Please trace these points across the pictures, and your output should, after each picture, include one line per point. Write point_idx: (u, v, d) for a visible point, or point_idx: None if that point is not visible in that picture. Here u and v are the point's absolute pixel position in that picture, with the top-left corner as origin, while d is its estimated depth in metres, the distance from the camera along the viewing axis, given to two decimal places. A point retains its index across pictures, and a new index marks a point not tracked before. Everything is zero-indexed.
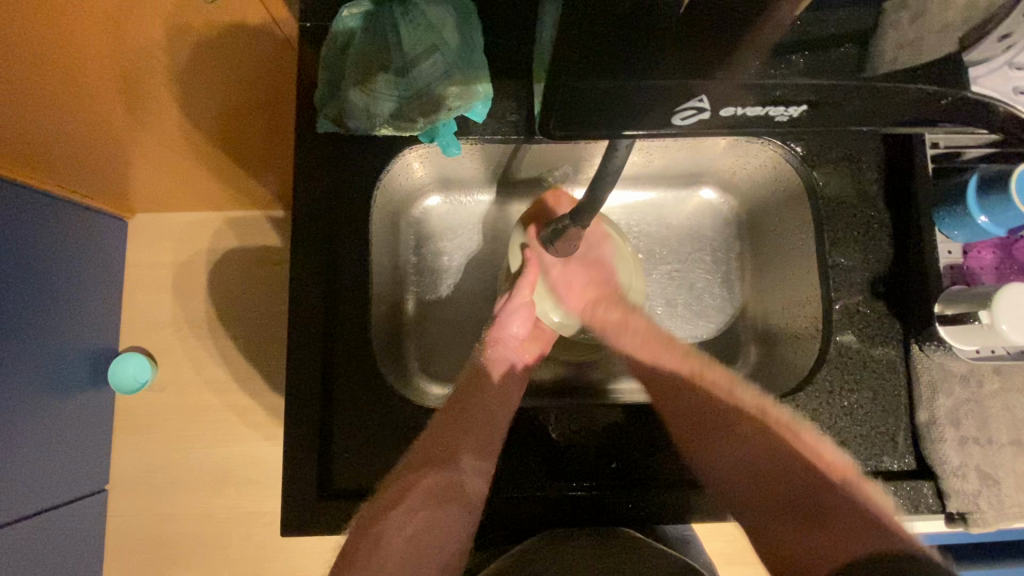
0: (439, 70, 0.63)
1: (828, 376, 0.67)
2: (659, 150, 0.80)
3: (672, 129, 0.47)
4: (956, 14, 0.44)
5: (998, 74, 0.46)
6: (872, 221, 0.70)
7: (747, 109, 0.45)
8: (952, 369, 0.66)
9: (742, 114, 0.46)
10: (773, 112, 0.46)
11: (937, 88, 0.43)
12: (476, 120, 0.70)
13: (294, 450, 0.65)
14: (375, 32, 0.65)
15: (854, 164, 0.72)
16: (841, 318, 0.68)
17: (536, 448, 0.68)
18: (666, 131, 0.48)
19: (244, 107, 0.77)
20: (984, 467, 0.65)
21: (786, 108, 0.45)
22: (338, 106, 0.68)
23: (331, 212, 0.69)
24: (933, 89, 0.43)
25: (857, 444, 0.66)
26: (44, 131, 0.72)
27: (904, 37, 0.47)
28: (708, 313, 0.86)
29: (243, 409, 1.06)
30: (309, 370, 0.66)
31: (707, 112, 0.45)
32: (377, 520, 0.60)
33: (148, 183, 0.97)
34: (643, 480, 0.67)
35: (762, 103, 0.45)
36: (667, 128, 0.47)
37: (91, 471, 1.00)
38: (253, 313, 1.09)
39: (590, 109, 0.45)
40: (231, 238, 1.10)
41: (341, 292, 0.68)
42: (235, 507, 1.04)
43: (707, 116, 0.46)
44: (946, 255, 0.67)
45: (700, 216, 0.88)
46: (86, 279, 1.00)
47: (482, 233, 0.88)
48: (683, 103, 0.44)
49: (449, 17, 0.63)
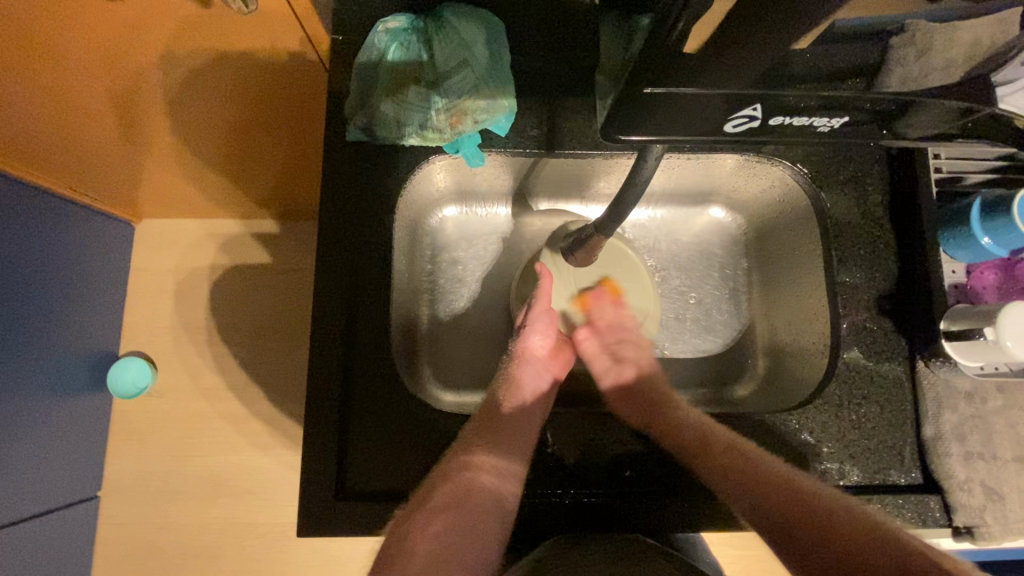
0: (469, 83, 0.68)
1: (835, 389, 0.69)
2: (670, 167, 0.82)
3: (723, 137, 0.46)
4: (960, 53, 0.46)
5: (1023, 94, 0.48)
6: (878, 241, 0.73)
7: (792, 119, 0.45)
8: (958, 385, 0.68)
9: (788, 123, 0.45)
10: (818, 122, 0.45)
11: (962, 104, 0.44)
12: (498, 133, 0.73)
13: (310, 452, 0.65)
14: (407, 47, 0.69)
15: (860, 187, 0.75)
16: (849, 334, 0.70)
17: (549, 457, 0.68)
18: (717, 139, 0.47)
19: (271, 115, 0.80)
20: (989, 482, 0.66)
21: (825, 118, 0.45)
22: (368, 115, 0.70)
23: (356, 219, 0.71)
24: (958, 104, 0.44)
25: (865, 458, 0.67)
26: (66, 135, 0.74)
27: (908, 74, 0.47)
28: (716, 328, 0.88)
29: (248, 416, 1.06)
30: (325, 373, 0.67)
31: (757, 120, 0.45)
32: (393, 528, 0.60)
33: (161, 189, 0.99)
34: (677, 450, 0.69)
35: (806, 113, 0.44)
36: (719, 137, 0.46)
37: (86, 477, 0.99)
38: (263, 317, 1.10)
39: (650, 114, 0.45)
40: (243, 245, 1.12)
41: (361, 296, 0.69)
42: (232, 517, 1.02)
43: (756, 125, 0.45)
44: (951, 274, 0.70)
45: (709, 234, 0.90)
46: (94, 281, 1.01)
47: (497, 244, 0.90)
48: (735, 112, 0.44)
49: (479, 33, 0.67)
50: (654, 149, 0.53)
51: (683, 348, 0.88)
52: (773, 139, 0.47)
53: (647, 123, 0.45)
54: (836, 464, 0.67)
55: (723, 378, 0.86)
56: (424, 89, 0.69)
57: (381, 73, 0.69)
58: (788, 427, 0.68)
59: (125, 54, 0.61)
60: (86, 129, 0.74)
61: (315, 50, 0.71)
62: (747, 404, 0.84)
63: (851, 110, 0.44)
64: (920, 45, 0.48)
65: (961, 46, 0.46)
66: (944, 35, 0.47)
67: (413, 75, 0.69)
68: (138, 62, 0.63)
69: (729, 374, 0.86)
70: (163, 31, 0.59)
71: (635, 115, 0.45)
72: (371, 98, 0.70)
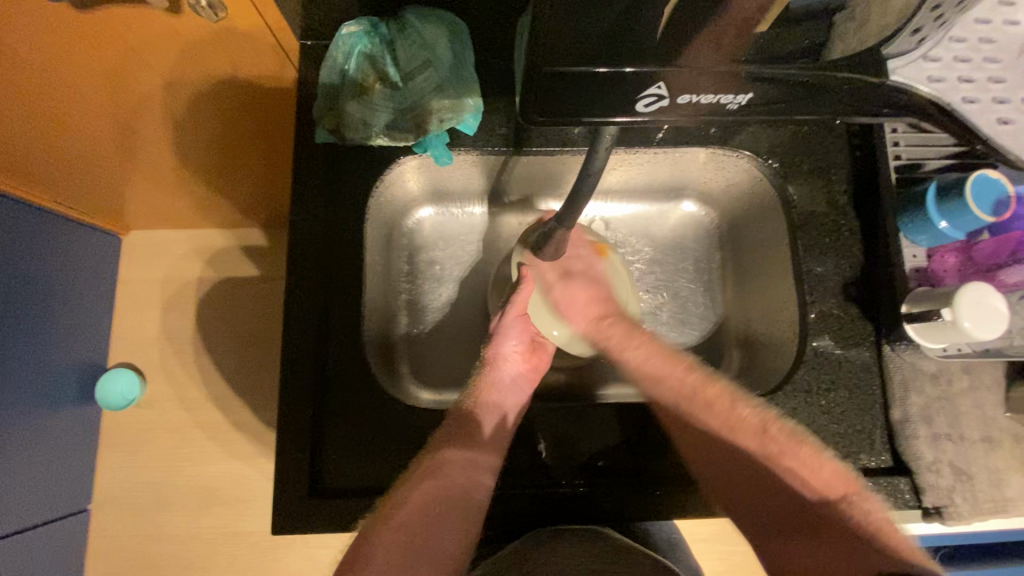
0: (432, 83, 0.70)
1: (805, 375, 0.70)
2: (641, 162, 0.83)
3: (633, 117, 0.46)
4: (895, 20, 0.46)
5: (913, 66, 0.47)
6: (843, 229, 0.74)
7: (701, 97, 0.44)
8: (922, 367, 0.70)
9: (697, 102, 0.44)
10: (724, 100, 0.44)
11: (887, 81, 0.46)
12: (467, 131, 0.74)
13: (287, 453, 0.66)
14: (372, 49, 0.71)
15: (824, 177, 0.76)
16: (818, 322, 0.71)
17: (525, 450, 0.69)
18: (629, 120, 0.46)
19: (246, 125, 0.81)
20: (957, 463, 0.67)
21: (735, 94, 0.44)
22: (336, 117, 0.72)
23: (329, 221, 0.72)
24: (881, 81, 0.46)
25: (835, 443, 0.68)
26: (44, 150, 0.75)
27: (849, 46, 0.47)
28: (692, 321, 0.89)
29: (234, 423, 1.07)
30: (302, 374, 0.68)
31: (666, 98, 0.44)
32: (368, 530, 0.60)
33: (143, 201, 0.99)
34: (647, 440, 0.69)
35: (716, 91, 0.44)
36: (630, 116, 0.45)
37: (74, 491, 0.99)
38: (247, 324, 1.11)
39: (560, 95, 0.44)
40: (226, 255, 1.13)
41: (335, 298, 0.70)
42: (220, 525, 1.03)
43: (666, 103, 0.45)
44: (912, 258, 0.71)
45: (683, 228, 0.92)
46: (79, 294, 1.01)
47: (473, 243, 0.91)
48: (642, 90, 0.43)
49: (442, 35, 0.70)
50: (604, 140, 0.54)
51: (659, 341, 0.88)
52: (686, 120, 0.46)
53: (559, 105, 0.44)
54: None
55: None
56: (390, 91, 0.71)
57: (347, 75, 0.71)
58: None
59: (96, 68, 0.62)
60: (64, 143, 0.75)
61: (281, 49, 0.70)
62: None
63: (760, 84, 0.44)
64: (859, 19, 0.48)
65: (892, 13, 0.46)
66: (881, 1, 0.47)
67: (378, 75, 0.72)
68: (110, 74, 0.64)
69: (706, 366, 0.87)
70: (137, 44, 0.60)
71: (546, 98, 0.44)
72: (338, 100, 0.72)
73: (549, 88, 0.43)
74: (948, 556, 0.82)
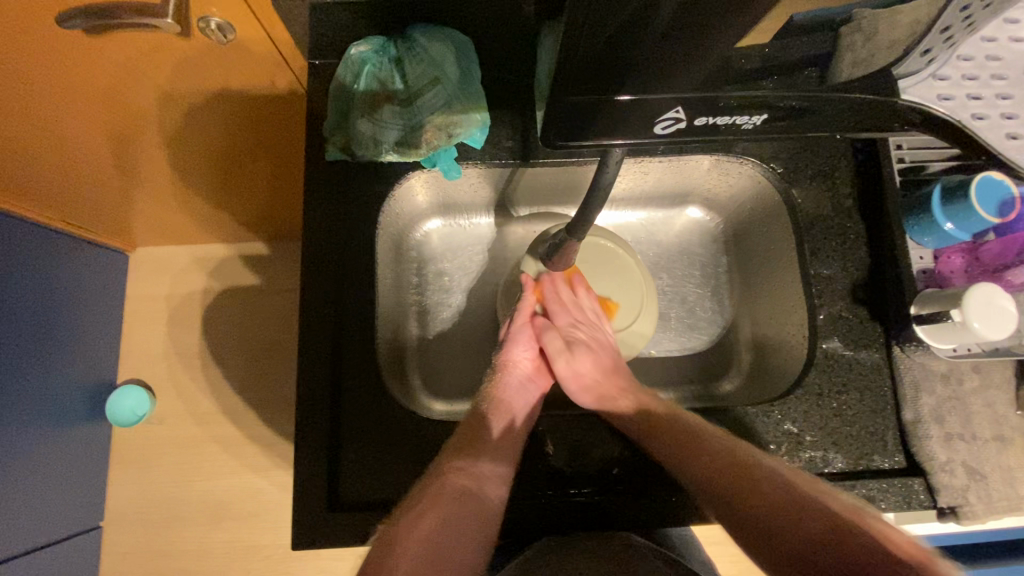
0: (440, 100, 0.70)
1: (816, 378, 0.70)
2: (647, 170, 0.83)
3: (652, 138, 0.48)
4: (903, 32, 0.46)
5: (923, 85, 0.47)
6: (849, 232, 0.75)
7: (717, 120, 0.47)
8: (933, 367, 0.70)
9: (713, 124, 0.47)
10: (737, 121, 0.47)
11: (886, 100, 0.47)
12: (475, 146, 0.75)
13: (303, 466, 0.66)
14: (381, 67, 0.71)
15: (829, 181, 0.77)
16: (826, 325, 0.72)
17: (538, 458, 0.70)
18: (646, 141, 0.48)
19: (256, 142, 0.82)
20: (970, 463, 0.68)
21: (750, 116, 0.47)
22: (346, 135, 0.73)
23: (341, 236, 0.73)
24: (881, 100, 0.47)
25: (848, 445, 0.68)
26: (56, 169, 0.76)
27: (859, 57, 0.48)
28: (701, 326, 0.90)
29: (246, 437, 1.07)
30: (316, 388, 0.69)
31: (684, 121, 0.47)
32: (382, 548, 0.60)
33: (152, 218, 1.00)
34: None
35: (728, 113, 0.46)
36: (648, 138, 0.48)
37: (88, 507, 1.00)
38: (257, 338, 1.11)
39: (585, 126, 0.46)
40: (234, 270, 1.14)
41: (346, 312, 0.71)
42: (234, 539, 1.03)
43: (684, 125, 0.47)
44: (918, 260, 0.72)
45: (688, 233, 0.93)
46: (89, 311, 1.02)
47: (482, 253, 0.92)
48: (663, 113, 0.46)
49: (449, 51, 0.70)
50: (614, 154, 0.56)
51: (668, 346, 0.89)
52: (695, 139, 0.49)
53: (585, 134, 0.47)
54: (820, 452, 0.68)
55: (710, 375, 0.88)
56: (398, 107, 0.72)
57: (357, 94, 0.72)
58: (770, 418, 0.69)
59: (106, 89, 0.63)
60: (74, 161, 0.76)
61: (282, 61, 0.68)
62: (735, 398, 0.85)
63: (770, 108, 0.46)
64: (866, 30, 0.47)
65: (902, 27, 0.46)
66: (887, 16, 0.46)
67: (385, 93, 0.72)
68: (120, 96, 0.65)
69: (717, 371, 0.88)
70: (147, 66, 0.61)
71: (571, 126, 0.46)
72: (349, 117, 0.73)
73: (565, 118, 0.46)
74: (965, 556, 0.82)
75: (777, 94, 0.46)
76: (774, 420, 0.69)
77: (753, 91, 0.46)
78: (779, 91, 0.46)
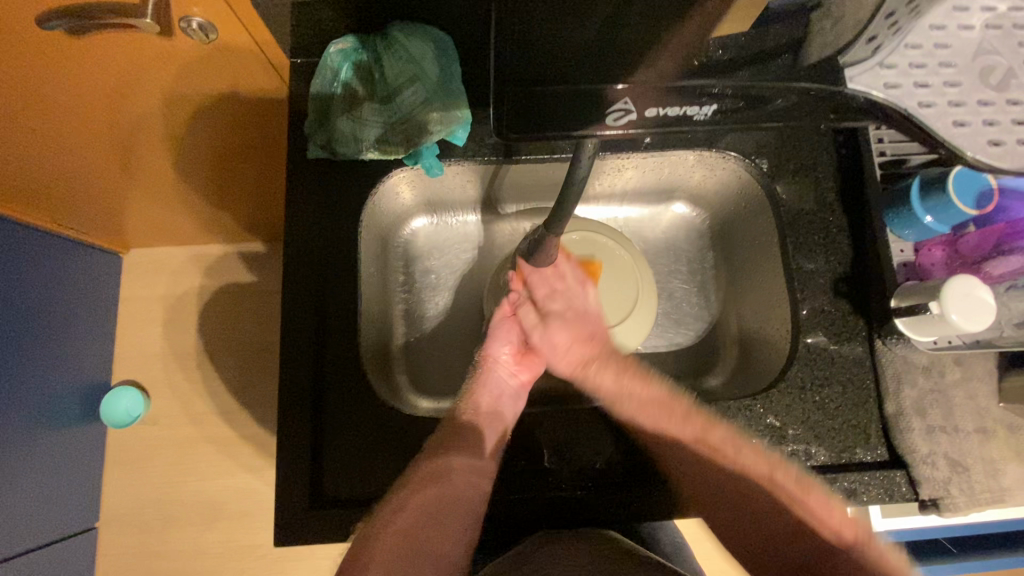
0: (420, 97, 0.71)
1: (798, 371, 0.70)
2: (633, 165, 0.83)
3: (605, 133, 0.46)
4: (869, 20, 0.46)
5: (870, 72, 0.47)
6: (831, 226, 0.75)
7: (666, 110, 0.45)
8: (914, 360, 0.70)
9: (663, 115, 0.45)
10: (690, 112, 0.45)
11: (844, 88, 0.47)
12: (457, 143, 0.75)
13: (290, 464, 0.67)
14: (361, 66, 0.72)
15: (811, 175, 0.77)
16: (809, 318, 0.72)
17: (522, 453, 0.70)
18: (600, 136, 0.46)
19: (238, 141, 0.82)
20: (952, 455, 0.68)
21: (700, 105, 0.45)
22: (327, 133, 0.73)
23: (325, 234, 0.73)
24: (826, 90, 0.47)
25: (831, 437, 0.68)
26: (44, 171, 0.76)
27: (826, 42, 0.48)
28: (687, 321, 0.90)
29: (239, 437, 1.07)
30: (301, 387, 0.69)
31: (635, 113, 0.45)
32: (363, 546, 0.60)
33: (143, 219, 1.00)
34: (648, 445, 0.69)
35: (678, 102, 0.44)
36: (602, 132, 0.46)
37: (82, 509, 1.00)
38: (247, 338, 1.12)
39: (536, 116, 0.45)
40: (224, 271, 1.14)
41: (330, 310, 0.71)
42: (228, 539, 1.03)
43: (636, 118, 0.45)
44: (899, 253, 0.73)
45: (674, 230, 0.93)
46: (82, 313, 1.02)
47: (469, 250, 0.92)
48: (612, 103, 0.44)
49: (428, 50, 0.70)
50: (587, 147, 0.56)
51: (655, 341, 0.90)
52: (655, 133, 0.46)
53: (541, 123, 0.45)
54: (803, 445, 0.68)
55: (697, 370, 0.88)
56: (378, 105, 0.72)
57: (336, 93, 0.72)
58: (753, 412, 0.69)
59: (88, 89, 0.63)
60: (61, 163, 0.76)
61: (269, 63, 0.69)
62: (720, 393, 0.85)
63: (720, 98, 0.45)
64: (835, 14, 0.48)
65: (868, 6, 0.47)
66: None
67: (366, 91, 0.72)
68: (104, 97, 0.65)
69: (703, 366, 0.88)
70: (128, 66, 0.61)
71: (522, 115, 0.44)
72: (331, 116, 0.73)
73: (519, 106, 0.45)
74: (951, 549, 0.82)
75: (729, 85, 0.46)
76: (758, 414, 0.69)
77: (709, 81, 0.46)
78: (749, 83, 0.46)
